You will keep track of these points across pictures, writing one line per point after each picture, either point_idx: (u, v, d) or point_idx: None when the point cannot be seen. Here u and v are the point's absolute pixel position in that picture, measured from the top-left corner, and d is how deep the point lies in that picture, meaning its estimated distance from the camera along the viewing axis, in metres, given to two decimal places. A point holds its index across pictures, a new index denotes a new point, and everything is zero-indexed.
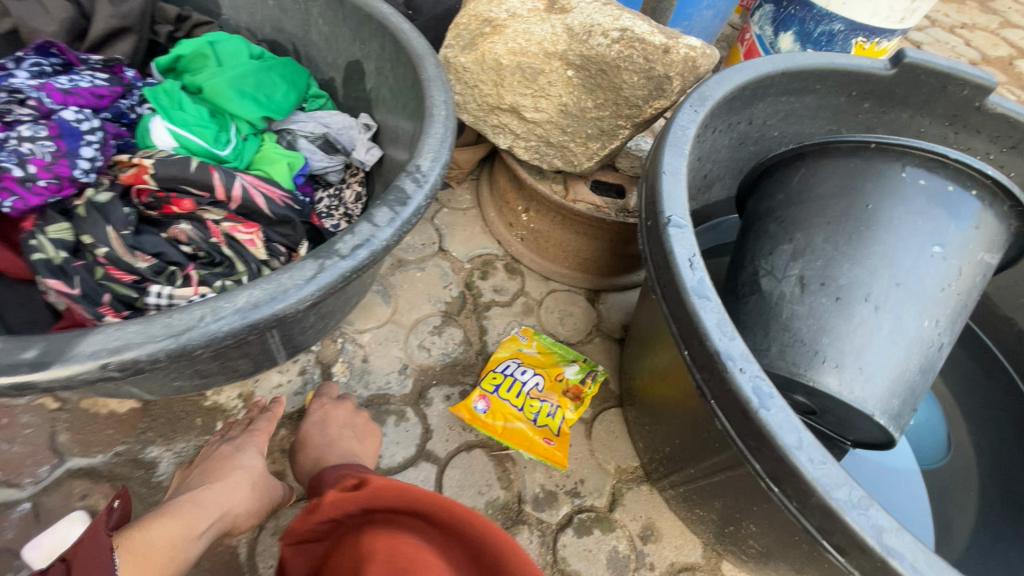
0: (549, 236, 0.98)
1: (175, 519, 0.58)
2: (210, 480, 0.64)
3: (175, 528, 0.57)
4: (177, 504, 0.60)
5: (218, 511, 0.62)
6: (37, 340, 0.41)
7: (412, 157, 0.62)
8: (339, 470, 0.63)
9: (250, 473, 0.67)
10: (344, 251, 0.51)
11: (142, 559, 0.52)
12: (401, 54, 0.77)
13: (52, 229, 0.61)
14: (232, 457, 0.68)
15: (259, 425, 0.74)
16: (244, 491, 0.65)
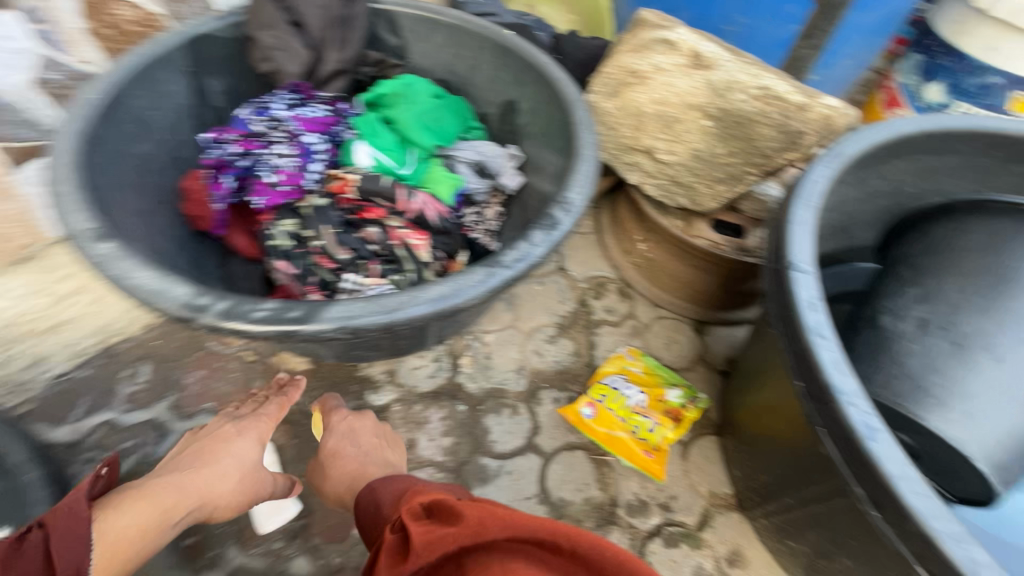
0: (664, 266, 1.05)
1: (150, 502, 0.64)
2: (201, 462, 0.72)
3: (155, 509, 0.64)
4: (163, 483, 0.67)
5: (201, 496, 0.69)
6: (296, 304, 0.57)
7: (564, 189, 0.73)
8: (376, 490, 0.66)
9: (241, 465, 0.74)
10: (507, 262, 0.63)
11: (115, 539, 0.58)
12: (556, 97, 0.90)
13: (283, 222, 0.80)
14: (228, 443, 0.75)
15: (259, 415, 0.81)
16: (230, 482, 0.72)
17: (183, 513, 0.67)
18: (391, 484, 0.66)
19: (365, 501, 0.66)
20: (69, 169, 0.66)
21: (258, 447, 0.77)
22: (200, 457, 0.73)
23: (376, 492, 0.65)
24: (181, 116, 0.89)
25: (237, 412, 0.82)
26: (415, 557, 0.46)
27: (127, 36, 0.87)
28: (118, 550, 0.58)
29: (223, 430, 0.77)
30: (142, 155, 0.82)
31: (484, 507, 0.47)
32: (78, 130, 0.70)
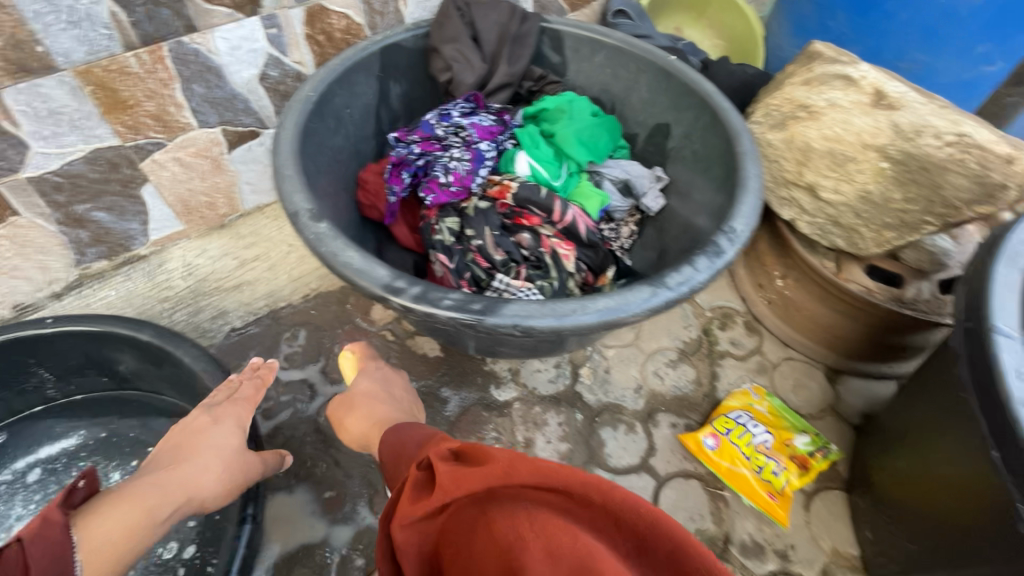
0: (802, 306, 1.02)
1: (133, 505, 0.67)
2: (180, 459, 0.73)
3: (137, 509, 0.66)
4: (139, 487, 0.69)
5: (185, 491, 0.71)
6: (478, 298, 0.62)
7: (728, 219, 0.74)
8: (393, 444, 0.67)
9: (219, 454, 0.74)
10: (672, 284, 0.65)
11: (98, 542, 0.62)
12: (718, 126, 0.90)
13: (448, 220, 0.87)
14: (197, 430, 0.75)
15: (242, 397, 0.81)
16: (217, 470, 0.73)
17: (169, 512, 0.69)
18: (410, 433, 0.66)
19: (387, 450, 0.67)
20: (291, 156, 0.76)
21: (400, 391, 0.88)
22: (178, 455, 0.74)
23: (397, 427, 0.72)
24: (367, 115, 1.00)
25: (234, 394, 0.81)
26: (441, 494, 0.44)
27: (334, 42, 0.99)
28: (104, 552, 0.62)
29: (226, 407, 0.79)
30: (336, 147, 0.92)
31: (511, 452, 0.46)
32: (298, 122, 0.81)
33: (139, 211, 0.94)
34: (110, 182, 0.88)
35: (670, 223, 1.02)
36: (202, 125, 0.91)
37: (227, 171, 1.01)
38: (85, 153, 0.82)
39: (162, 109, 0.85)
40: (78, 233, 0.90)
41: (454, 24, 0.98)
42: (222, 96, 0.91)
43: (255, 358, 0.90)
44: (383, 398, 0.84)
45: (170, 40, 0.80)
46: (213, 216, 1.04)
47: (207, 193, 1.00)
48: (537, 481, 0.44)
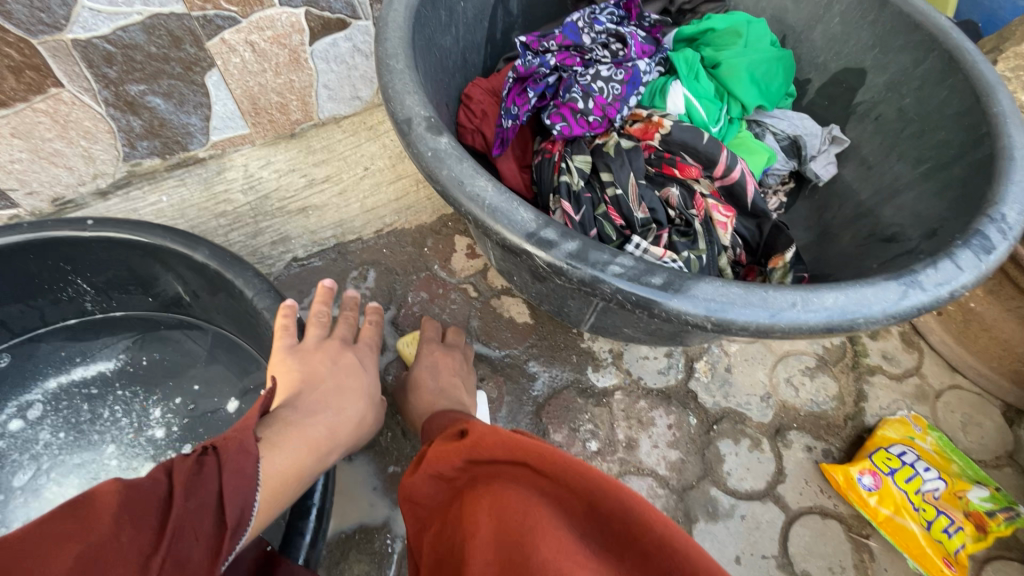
0: (995, 326, 0.80)
1: (310, 440, 0.55)
2: (338, 389, 0.63)
3: (314, 445, 0.56)
4: (315, 415, 0.58)
5: (347, 431, 0.61)
6: (659, 270, 0.44)
7: (990, 202, 0.52)
8: (438, 422, 0.60)
9: (371, 398, 0.67)
10: (927, 285, 0.45)
11: (277, 479, 0.50)
12: (954, 73, 0.66)
13: (578, 158, 0.68)
14: (343, 362, 0.67)
15: (368, 342, 0.74)
16: (369, 414, 0.67)
17: (334, 454, 0.59)
18: (452, 413, 0.62)
19: (429, 432, 0.60)
20: (401, 45, 0.57)
21: (447, 379, 0.72)
22: (338, 386, 0.64)
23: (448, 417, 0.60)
24: (481, 15, 0.80)
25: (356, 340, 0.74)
26: (432, 466, 0.45)
27: None
28: (276, 491, 0.50)
29: (364, 352, 0.72)
30: (445, 49, 0.73)
31: (492, 428, 0.44)
32: (410, 3, 0.61)
33: (200, 102, 0.78)
34: (169, 62, 0.71)
35: (842, 200, 0.81)
36: (284, 3, 0.74)
37: (305, 69, 0.83)
38: (142, 18, 0.66)
39: None
40: (129, 121, 0.75)
41: None
42: None
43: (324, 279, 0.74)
44: (435, 398, 0.70)
45: None
46: (283, 122, 0.88)
47: (280, 92, 0.83)
48: (503, 454, 0.41)
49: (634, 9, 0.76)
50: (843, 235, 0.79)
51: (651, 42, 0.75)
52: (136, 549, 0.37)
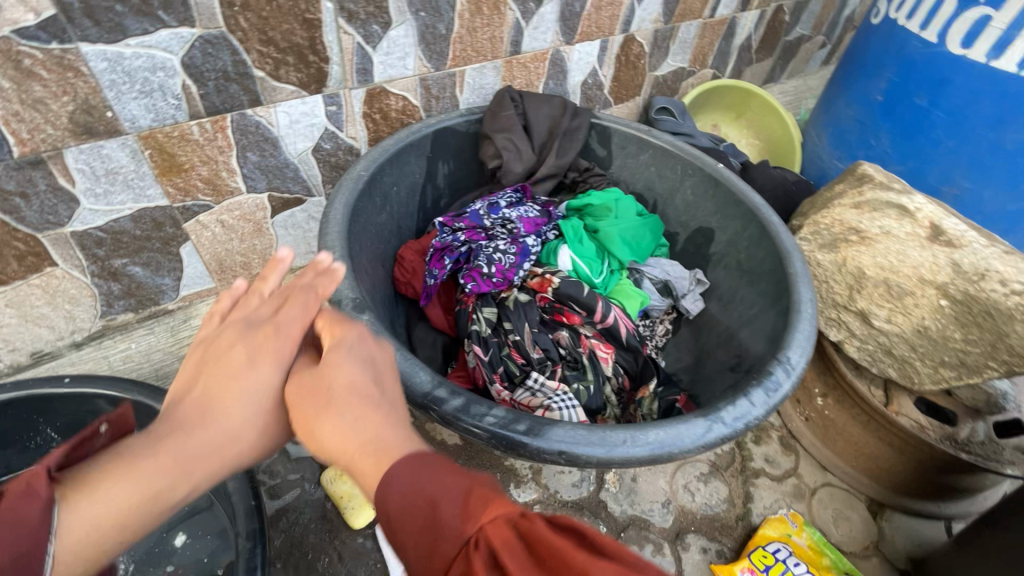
0: (845, 431, 0.96)
1: (161, 476, 0.40)
2: (206, 406, 0.45)
3: (193, 471, 0.42)
4: (166, 442, 0.42)
5: (213, 456, 0.43)
6: (523, 418, 0.58)
7: (783, 347, 0.71)
8: (407, 490, 0.38)
9: (258, 402, 0.47)
10: (727, 418, 0.61)
11: (92, 532, 0.37)
12: (767, 238, 0.89)
13: (486, 310, 0.85)
14: (237, 374, 0.47)
15: (276, 338, 0.50)
16: (242, 430, 0.45)
17: (189, 489, 0.42)
18: (434, 468, 0.39)
19: (400, 506, 0.38)
20: (339, 240, 0.74)
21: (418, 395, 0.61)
22: (218, 417, 0.45)
23: (430, 494, 0.37)
24: (413, 193, 1.01)
25: (259, 316, 0.53)
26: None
27: (389, 120, 1.01)
28: (93, 544, 0.37)
29: (265, 341, 0.50)
30: (381, 225, 0.92)
31: None
32: (349, 201, 0.80)
33: (174, 267, 0.93)
34: (150, 240, 0.87)
35: (710, 329, 0.99)
36: (251, 191, 0.93)
37: (266, 234, 1.01)
38: (132, 212, 0.82)
39: (215, 174, 0.86)
40: (110, 286, 0.89)
41: (506, 115, 1.01)
42: (274, 164, 0.92)
43: (282, 251, 0.59)
44: None
45: (235, 111, 0.82)
46: (245, 275, 1.04)
47: (243, 253, 1.00)
48: None
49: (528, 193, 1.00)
50: (712, 359, 0.95)
51: (544, 215, 0.96)
52: None
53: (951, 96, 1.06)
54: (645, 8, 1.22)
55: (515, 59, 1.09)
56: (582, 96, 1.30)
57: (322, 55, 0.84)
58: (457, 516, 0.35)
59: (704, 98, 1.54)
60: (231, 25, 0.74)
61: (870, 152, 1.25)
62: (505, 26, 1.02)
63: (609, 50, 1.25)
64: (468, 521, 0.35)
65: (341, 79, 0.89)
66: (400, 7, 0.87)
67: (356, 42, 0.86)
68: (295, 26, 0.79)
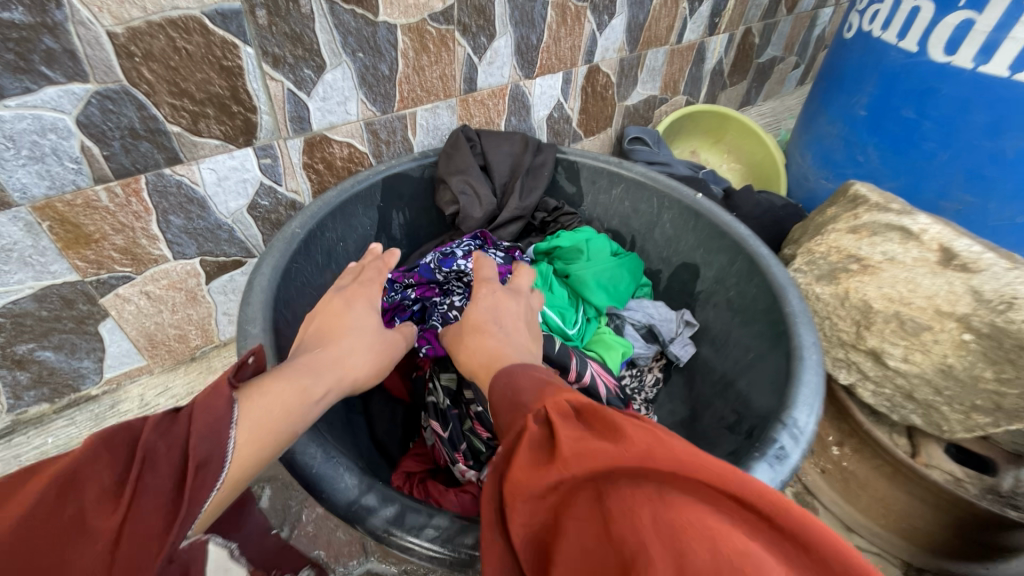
0: (868, 485, 0.84)
1: (303, 381, 0.49)
2: (326, 341, 0.59)
3: (322, 377, 0.52)
4: (300, 359, 0.53)
5: (337, 367, 0.55)
6: (472, 527, 0.46)
7: (787, 406, 0.59)
8: (507, 390, 0.43)
9: (378, 337, 0.64)
10: None
11: (267, 413, 0.43)
12: (757, 273, 0.79)
13: (444, 377, 0.74)
14: (360, 320, 0.64)
15: (368, 301, 0.68)
16: (356, 360, 0.58)
17: (326, 390, 0.52)
18: (527, 376, 0.44)
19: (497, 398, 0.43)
20: (262, 307, 0.64)
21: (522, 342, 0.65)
22: (336, 349, 0.58)
23: (518, 385, 0.42)
24: (363, 246, 0.91)
25: (362, 284, 0.72)
26: (563, 467, 0.31)
27: (335, 169, 0.92)
28: (268, 426, 0.43)
29: (356, 291, 0.69)
30: (323, 285, 0.83)
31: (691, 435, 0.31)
32: (280, 263, 0.71)
33: (94, 347, 0.83)
34: (61, 320, 0.78)
35: (704, 376, 0.88)
36: (178, 257, 0.84)
37: (202, 302, 0.91)
38: (34, 291, 0.73)
39: (133, 241, 0.77)
40: (16, 376, 0.79)
41: (463, 157, 0.93)
42: (203, 227, 0.83)
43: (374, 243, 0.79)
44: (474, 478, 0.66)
45: (151, 172, 0.74)
46: (182, 349, 0.94)
47: (177, 325, 0.90)
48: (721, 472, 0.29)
49: (490, 238, 0.92)
50: (706, 417, 0.82)
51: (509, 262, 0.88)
52: (99, 482, 0.33)
53: (940, 105, 0.99)
54: (608, 36, 1.16)
55: (471, 96, 1.02)
56: (549, 130, 1.23)
57: (247, 105, 0.76)
58: (536, 396, 0.39)
59: (681, 124, 1.47)
60: (133, 77, 0.66)
61: (859, 170, 1.18)
62: (455, 63, 0.95)
63: (573, 81, 1.18)
64: (547, 399, 0.38)
65: (273, 129, 0.81)
66: (334, 48, 0.79)
67: (286, 88, 0.78)
68: (211, 74, 0.71)
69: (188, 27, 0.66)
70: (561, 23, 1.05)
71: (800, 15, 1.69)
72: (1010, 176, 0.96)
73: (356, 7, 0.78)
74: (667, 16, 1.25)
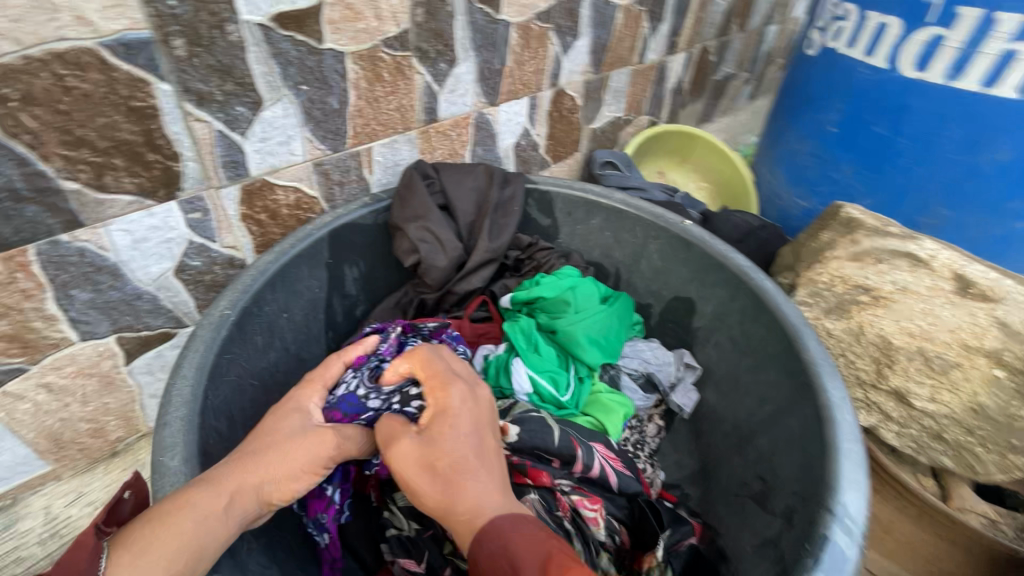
0: (894, 531, 0.79)
1: (191, 504, 0.43)
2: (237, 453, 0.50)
3: (220, 491, 0.45)
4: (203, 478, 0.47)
5: (238, 479, 0.47)
6: None
7: (829, 487, 0.52)
8: (496, 549, 0.40)
9: (299, 437, 0.51)
10: None
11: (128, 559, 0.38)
12: (764, 310, 0.72)
13: (398, 497, 0.65)
14: (281, 424, 0.53)
15: (292, 402, 0.57)
16: (272, 460, 0.49)
17: (223, 506, 0.44)
18: (514, 521, 0.42)
19: (487, 555, 0.40)
20: (183, 429, 0.52)
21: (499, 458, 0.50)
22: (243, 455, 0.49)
23: (514, 551, 0.40)
24: (313, 310, 0.80)
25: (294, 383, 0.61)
26: None
27: (280, 219, 0.79)
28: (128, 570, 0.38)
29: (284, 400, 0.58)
30: (267, 368, 0.72)
31: None
32: (206, 359, 0.59)
33: None
34: None
35: (712, 424, 0.80)
36: (87, 338, 0.68)
37: (122, 387, 0.76)
38: None
39: (23, 326, 0.62)
40: None
41: (418, 199, 0.82)
42: (117, 299, 0.68)
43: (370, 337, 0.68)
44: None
45: (42, 240, 0.59)
46: (99, 445, 0.78)
47: (91, 418, 0.75)
48: None
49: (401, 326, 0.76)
50: (723, 472, 0.74)
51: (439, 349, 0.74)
52: None
53: (913, 121, 0.97)
54: (573, 58, 1.10)
55: (433, 128, 0.92)
56: (516, 159, 1.14)
57: (167, 151, 0.63)
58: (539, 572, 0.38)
59: (647, 146, 1.43)
60: (10, 127, 0.52)
61: (834, 187, 1.16)
62: (414, 92, 0.84)
63: (539, 106, 1.10)
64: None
65: (201, 177, 0.67)
66: (272, 81, 0.67)
67: (215, 129, 0.65)
68: (117, 117, 0.58)
69: (83, 62, 0.53)
70: (525, 45, 0.97)
71: (750, 32, 1.70)
72: (986, 190, 0.95)
73: (296, 34, 0.66)
74: (629, 36, 1.20)
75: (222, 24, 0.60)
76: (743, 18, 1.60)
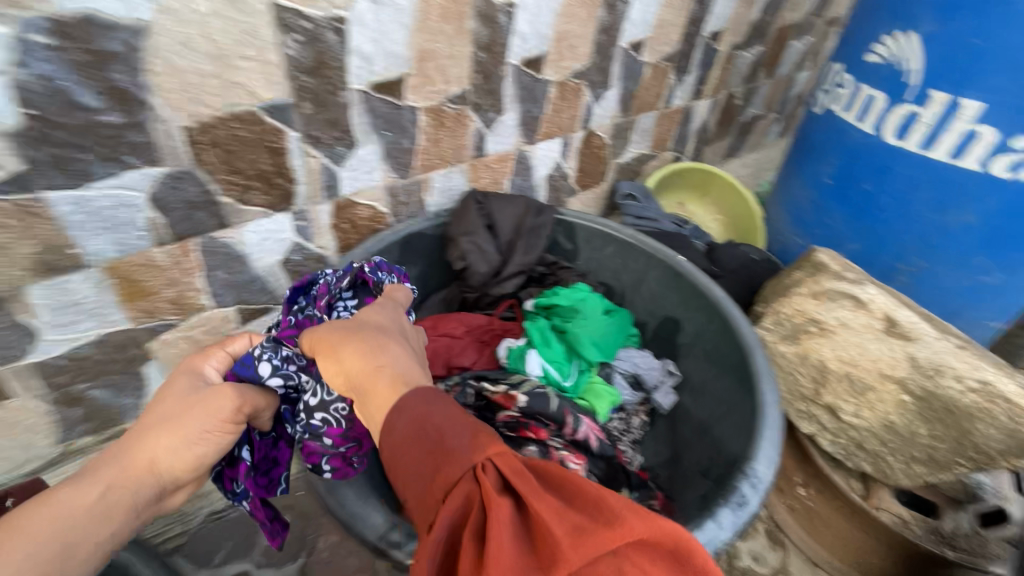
0: (827, 523, 0.95)
1: (68, 498, 0.54)
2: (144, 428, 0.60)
3: (107, 475, 0.56)
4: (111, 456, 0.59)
5: (130, 459, 0.58)
6: None
7: (750, 458, 0.70)
8: (415, 417, 0.45)
9: (188, 404, 0.60)
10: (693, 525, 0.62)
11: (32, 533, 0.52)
12: (730, 331, 0.90)
13: None
14: (170, 392, 0.62)
15: (190, 371, 0.66)
16: (160, 435, 0.58)
17: (104, 486, 0.56)
18: (443, 399, 0.47)
19: (409, 429, 0.44)
20: None
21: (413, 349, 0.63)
22: (136, 434, 0.59)
23: (436, 421, 0.44)
24: None
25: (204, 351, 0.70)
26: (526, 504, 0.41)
27: (358, 228, 1.03)
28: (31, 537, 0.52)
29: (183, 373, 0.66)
30: None
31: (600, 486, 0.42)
32: None
33: (138, 385, 0.94)
34: (113, 363, 0.88)
35: (684, 420, 0.98)
36: (218, 305, 0.94)
37: None
38: (96, 336, 0.83)
39: (181, 293, 0.88)
40: (69, 413, 0.88)
41: (470, 218, 1.05)
42: (242, 280, 0.94)
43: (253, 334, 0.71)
44: None
45: (202, 236, 0.84)
46: None
47: None
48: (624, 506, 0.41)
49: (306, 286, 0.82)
50: (688, 456, 0.93)
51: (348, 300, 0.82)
52: None
53: (895, 182, 1.12)
54: (603, 106, 1.30)
55: (480, 161, 1.14)
56: (548, 186, 1.35)
57: (289, 177, 0.88)
58: (468, 441, 0.43)
59: (667, 179, 1.61)
60: (201, 159, 0.77)
61: (826, 231, 1.30)
62: (468, 135, 1.07)
63: (571, 144, 1.31)
64: (477, 451, 0.43)
65: (309, 196, 0.92)
66: (366, 129, 0.91)
67: (322, 162, 0.89)
68: (262, 154, 0.82)
69: (248, 119, 0.78)
70: (561, 97, 1.18)
71: (779, 78, 1.85)
72: (955, 245, 1.09)
73: (386, 95, 0.89)
74: (657, 87, 1.39)
75: (338, 91, 0.84)
76: (770, 67, 1.75)
